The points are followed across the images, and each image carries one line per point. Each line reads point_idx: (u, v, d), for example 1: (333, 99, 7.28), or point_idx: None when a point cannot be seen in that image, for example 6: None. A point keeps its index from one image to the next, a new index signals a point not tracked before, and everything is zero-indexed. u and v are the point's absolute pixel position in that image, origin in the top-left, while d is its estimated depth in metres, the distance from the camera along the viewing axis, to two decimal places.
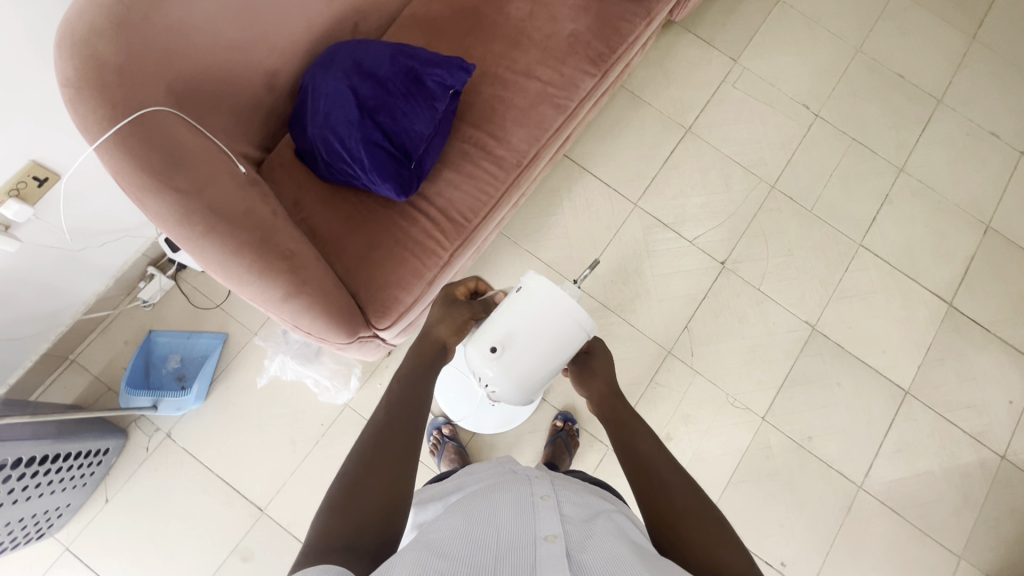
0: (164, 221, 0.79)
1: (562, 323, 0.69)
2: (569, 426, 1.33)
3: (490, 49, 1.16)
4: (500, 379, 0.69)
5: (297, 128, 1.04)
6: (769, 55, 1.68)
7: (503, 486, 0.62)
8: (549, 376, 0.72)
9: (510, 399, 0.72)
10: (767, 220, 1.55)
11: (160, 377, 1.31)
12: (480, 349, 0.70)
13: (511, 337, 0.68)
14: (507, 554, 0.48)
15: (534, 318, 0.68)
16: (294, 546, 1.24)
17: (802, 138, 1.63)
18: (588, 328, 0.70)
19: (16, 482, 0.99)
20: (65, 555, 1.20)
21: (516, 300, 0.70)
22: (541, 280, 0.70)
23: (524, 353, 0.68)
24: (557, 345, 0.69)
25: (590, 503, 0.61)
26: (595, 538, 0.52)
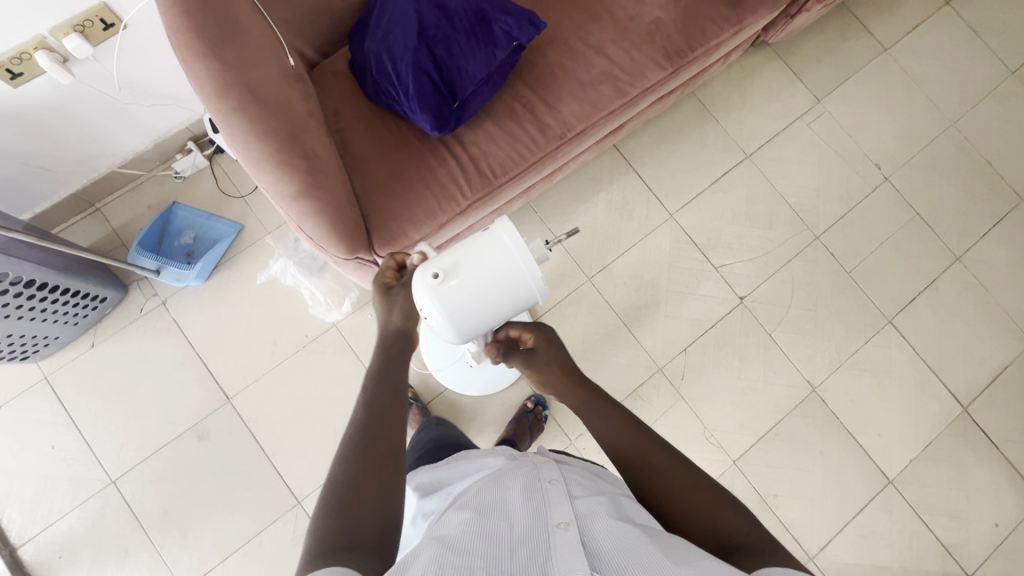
0: (225, 114, 0.81)
1: (514, 270, 0.67)
2: (538, 410, 1.32)
3: (568, 17, 1.13)
4: (435, 307, 0.67)
5: (357, 41, 1.04)
6: (855, 104, 1.60)
7: (510, 474, 0.63)
8: (489, 321, 0.70)
9: (442, 333, 0.70)
10: (801, 269, 1.49)
11: (171, 247, 1.35)
12: (423, 274, 0.68)
13: (456, 267, 0.67)
14: (524, 545, 0.48)
15: (485, 257, 0.66)
16: (248, 439, 1.28)
17: (862, 198, 1.55)
18: (539, 282, 0.68)
19: (12, 298, 1.04)
20: (42, 384, 1.27)
21: (477, 235, 0.68)
22: (509, 227, 0.67)
23: (468, 288, 0.67)
24: (502, 292, 0.68)
25: (598, 483, 0.62)
26: (607, 518, 0.53)
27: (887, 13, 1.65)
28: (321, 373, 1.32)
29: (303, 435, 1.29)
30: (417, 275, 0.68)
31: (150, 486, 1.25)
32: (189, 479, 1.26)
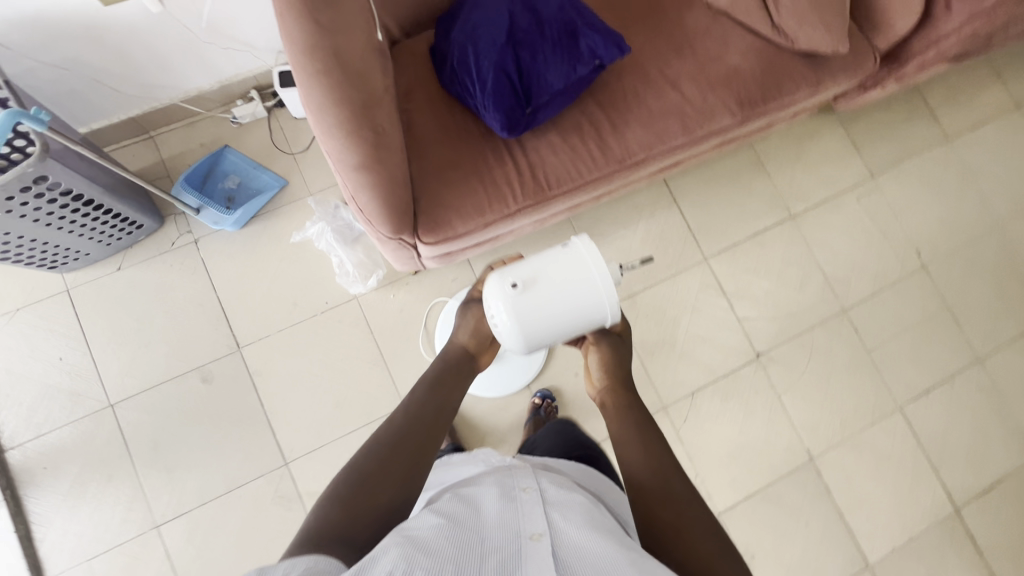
0: (309, 75, 0.82)
1: (589, 289, 0.68)
2: (547, 404, 1.33)
3: (651, 46, 1.14)
4: (508, 314, 0.68)
5: (444, 28, 1.05)
6: (908, 186, 1.60)
7: (484, 484, 0.64)
8: (556, 336, 0.70)
9: (508, 341, 0.70)
10: (822, 338, 1.49)
11: (214, 189, 1.35)
12: (500, 279, 0.69)
13: (535, 279, 0.68)
14: (496, 552, 0.49)
15: (564, 272, 0.68)
16: (249, 391, 1.29)
17: (897, 280, 1.54)
18: (614, 304, 0.69)
19: (57, 208, 1.05)
20: (62, 295, 1.28)
21: (558, 252, 0.70)
22: (591, 249, 0.69)
23: (544, 299, 0.68)
24: (576, 311, 0.69)
25: (571, 494, 0.63)
26: (581, 526, 0.54)
27: (957, 104, 1.65)
28: (333, 342, 1.32)
29: (304, 399, 1.29)
30: (493, 279, 0.69)
31: (146, 417, 1.26)
32: (184, 419, 1.26)
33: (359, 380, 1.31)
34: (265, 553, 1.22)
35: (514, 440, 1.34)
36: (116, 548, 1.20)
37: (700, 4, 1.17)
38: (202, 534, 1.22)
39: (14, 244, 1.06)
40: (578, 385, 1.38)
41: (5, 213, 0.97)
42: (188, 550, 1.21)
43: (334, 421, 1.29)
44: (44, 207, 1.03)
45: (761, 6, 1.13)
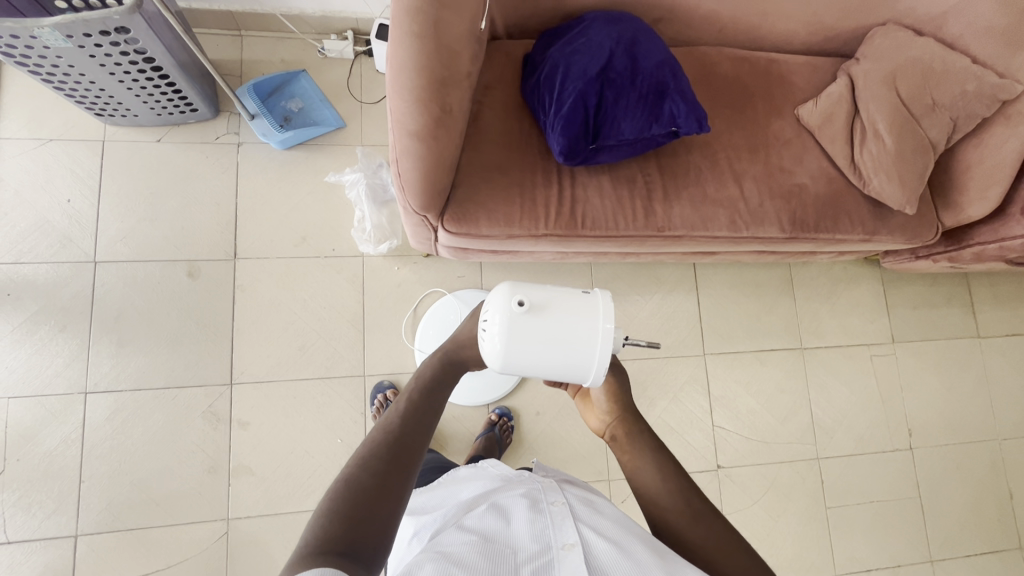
0: (401, 34, 0.81)
1: (588, 345, 0.67)
2: (503, 423, 1.31)
3: (730, 134, 1.14)
4: (499, 325, 0.67)
5: (545, 42, 1.06)
6: (923, 366, 1.56)
7: (513, 495, 0.68)
8: (535, 370, 0.68)
9: (488, 352, 0.69)
10: (786, 477, 1.44)
11: (276, 104, 1.36)
12: (510, 291, 0.68)
13: (541, 308, 0.67)
14: (530, 566, 0.54)
15: (573, 316, 0.67)
16: (226, 301, 1.28)
17: (879, 450, 1.50)
18: (604, 366, 0.67)
19: (126, 63, 1.07)
20: (96, 143, 1.29)
21: (576, 296, 0.68)
22: (607, 311, 0.67)
23: (540, 331, 0.66)
24: (562, 361, 0.67)
25: (601, 507, 0.68)
26: (611, 536, 0.59)
27: (999, 306, 1.63)
28: (323, 287, 1.32)
29: (273, 330, 1.28)
30: (503, 288, 0.68)
31: (121, 286, 1.25)
32: (155, 303, 1.26)
33: (333, 334, 1.30)
34: (176, 460, 1.20)
35: (454, 450, 1.31)
36: (40, 398, 1.18)
37: (791, 114, 1.18)
38: (124, 418, 1.20)
39: (71, 78, 1.08)
40: (536, 424, 1.35)
41: (76, 48, 0.99)
42: (105, 428, 1.19)
43: (293, 362, 1.27)
44: (115, 57, 1.04)
45: (848, 139, 1.13)
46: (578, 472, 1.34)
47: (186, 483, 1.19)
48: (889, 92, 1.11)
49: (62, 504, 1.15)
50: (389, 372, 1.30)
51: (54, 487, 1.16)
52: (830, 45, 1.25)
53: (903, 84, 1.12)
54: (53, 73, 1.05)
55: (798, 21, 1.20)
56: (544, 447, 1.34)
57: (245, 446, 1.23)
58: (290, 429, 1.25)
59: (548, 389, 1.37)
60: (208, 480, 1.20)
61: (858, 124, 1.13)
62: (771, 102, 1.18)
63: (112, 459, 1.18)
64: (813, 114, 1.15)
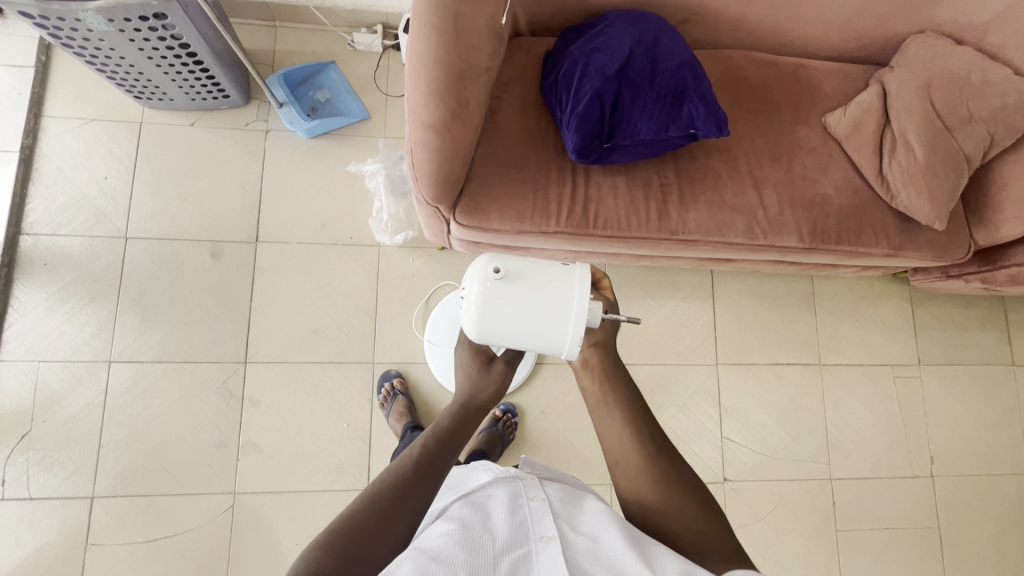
0: (422, 27, 0.82)
1: (563, 314, 0.69)
2: (507, 419, 1.32)
3: (753, 139, 1.12)
4: (476, 294, 0.70)
5: (566, 39, 1.06)
6: (950, 390, 1.50)
7: (494, 494, 0.69)
8: (511, 338, 0.71)
9: (466, 320, 0.72)
10: (795, 496, 1.40)
11: (306, 95, 1.39)
12: (488, 260, 0.70)
13: (517, 276, 0.70)
14: (508, 558, 0.55)
15: (548, 286, 0.69)
16: (246, 283, 1.32)
17: (897, 475, 1.44)
18: (578, 337, 0.69)
19: (163, 49, 1.12)
20: (133, 125, 1.35)
21: (553, 267, 0.71)
22: (582, 281, 0.70)
23: (515, 298, 0.69)
24: (538, 329, 0.69)
25: (582, 500, 0.69)
26: (588, 531, 0.60)
27: None
28: (339, 274, 1.34)
29: (288, 313, 1.32)
30: (482, 257, 0.71)
31: (149, 262, 1.31)
32: (178, 280, 1.31)
33: (345, 321, 1.33)
34: (189, 432, 1.24)
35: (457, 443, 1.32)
36: (67, 364, 1.24)
37: (818, 122, 1.15)
38: (144, 389, 1.25)
39: (112, 61, 1.13)
40: (540, 422, 1.35)
41: (117, 32, 1.04)
42: (126, 396, 1.24)
43: (306, 345, 1.30)
44: (153, 43, 1.09)
45: (876, 150, 1.09)
46: (579, 474, 1.33)
47: (197, 455, 1.24)
48: (922, 103, 1.07)
49: (82, 466, 1.21)
50: (397, 362, 1.32)
51: (76, 449, 1.21)
52: (864, 53, 1.22)
53: (937, 95, 1.08)
54: (97, 57, 1.11)
55: (831, 27, 1.17)
56: (547, 446, 1.34)
57: (254, 424, 1.26)
58: (299, 410, 1.28)
59: (554, 388, 1.37)
60: (218, 454, 1.24)
61: (888, 134, 1.09)
62: (797, 108, 1.15)
63: (130, 427, 1.23)
64: (840, 123, 1.12)
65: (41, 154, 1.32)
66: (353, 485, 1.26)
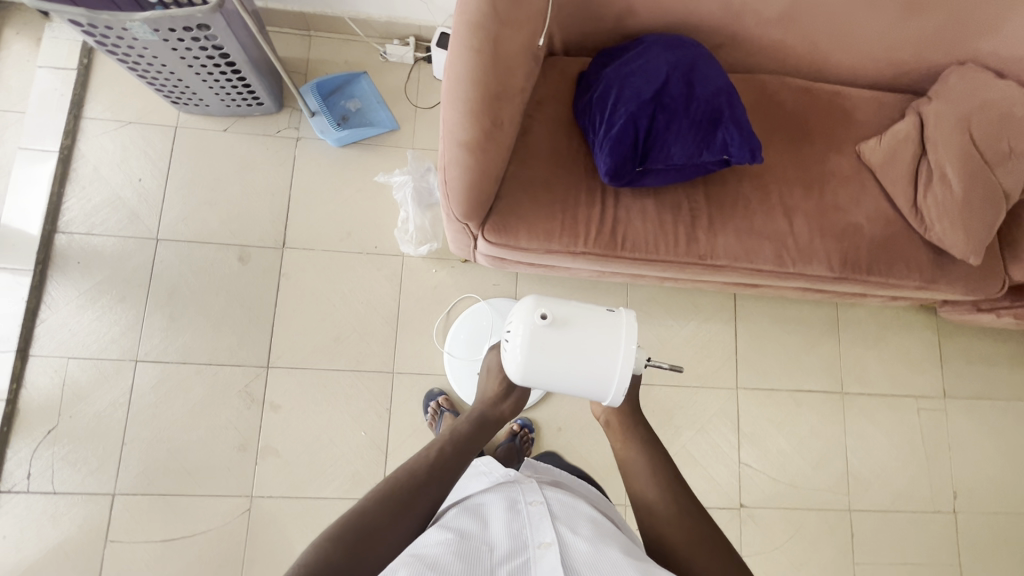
0: (463, 48, 0.83)
1: (609, 363, 0.69)
2: (524, 433, 1.31)
3: (785, 166, 1.11)
4: (522, 338, 0.69)
5: (601, 62, 1.06)
6: (976, 425, 1.47)
7: (491, 501, 0.69)
8: (555, 382, 0.71)
9: (510, 362, 0.71)
10: (814, 526, 1.38)
11: (337, 104, 1.41)
12: (534, 305, 0.70)
13: (564, 322, 0.69)
14: (506, 566, 0.55)
15: (595, 333, 0.69)
16: (272, 288, 1.34)
17: (918, 509, 1.41)
18: (625, 384, 0.69)
19: (204, 57, 1.14)
20: (169, 129, 1.38)
21: (600, 313, 0.71)
22: (630, 329, 0.69)
23: (562, 344, 0.69)
24: (584, 375, 0.70)
25: (577, 505, 0.70)
26: (587, 536, 0.61)
27: None
28: (362, 283, 1.36)
29: (312, 320, 1.33)
30: (528, 301, 0.70)
31: (177, 264, 1.33)
32: (206, 283, 1.33)
33: (367, 330, 1.34)
34: (210, 434, 1.26)
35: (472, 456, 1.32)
36: (96, 361, 1.27)
37: (851, 151, 1.14)
38: (168, 389, 1.27)
39: (153, 67, 1.15)
40: (556, 439, 1.35)
41: (161, 41, 1.06)
42: (150, 396, 1.26)
43: (328, 353, 1.31)
44: (194, 52, 1.11)
45: (911, 181, 1.08)
46: None
47: (217, 457, 1.25)
48: (961, 136, 1.06)
49: (105, 463, 1.23)
50: (417, 373, 1.33)
51: (99, 446, 1.23)
52: (901, 82, 1.20)
53: (977, 128, 1.06)
54: (139, 63, 1.14)
55: (869, 55, 1.15)
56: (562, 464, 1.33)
57: (274, 428, 1.27)
58: (318, 417, 1.29)
59: (571, 405, 1.37)
60: (237, 457, 1.25)
61: (924, 166, 1.08)
62: (831, 136, 1.14)
63: (153, 426, 1.25)
64: (875, 152, 1.11)
65: (79, 154, 1.35)
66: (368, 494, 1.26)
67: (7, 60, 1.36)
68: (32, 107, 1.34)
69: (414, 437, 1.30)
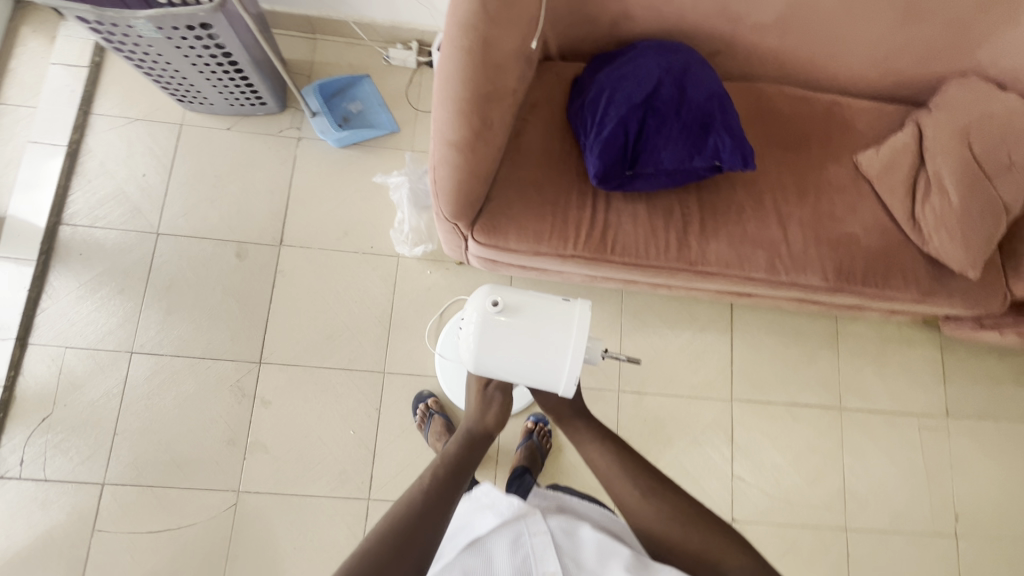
0: (451, 48, 0.83)
1: (560, 352, 0.70)
2: (541, 428, 1.31)
3: (779, 174, 1.10)
4: (474, 324, 0.71)
5: (595, 66, 1.07)
6: (980, 447, 1.42)
7: (495, 538, 0.71)
8: (507, 369, 0.72)
9: (464, 348, 0.74)
10: (808, 545, 1.34)
11: (339, 105, 1.43)
12: (488, 292, 0.72)
13: (516, 310, 0.71)
14: None
15: (546, 322, 0.70)
16: (268, 285, 1.35)
17: (919, 531, 1.37)
18: (575, 375, 0.70)
19: (208, 57, 1.16)
20: (174, 126, 1.41)
21: (553, 303, 0.72)
22: (581, 320, 0.70)
23: (512, 331, 0.71)
24: (534, 364, 0.71)
25: (578, 526, 0.73)
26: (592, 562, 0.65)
27: None
28: (357, 282, 1.36)
29: (305, 317, 1.34)
30: (483, 290, 0.73)
31: (176, 260, 1.35)
32: (203, 278, 1.34)
33: (359, 328, 1.34)
34: (201, 428, 1.27)
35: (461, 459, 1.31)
36: (93, 351, 1.29)
37: (849, 160, 1.12)
38: (162, 381, 1.28)
39: (158, 65, 1.18)
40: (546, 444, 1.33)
41: (165, 39, 1.09)
42: (143, 387, 1.28)
43: (320, 351, 1.32)
44: (197, 50, 1.14)
45: (909, 192, 1.06)
46: None
47: (206, 450, 1.26)
48: (960, 147, 1.05)
49: (96, 452, 1.24)
50: (407, 373, 1.33)
51: (92, 435, 1.25)
52: (902, 92, 1.19)
53: (976, 139, 1.05)
54: (145, 62, 1.17)
55: (867, 65, 1.14)
56: (551, 471, 1.31)
57: (264, 423, 1.28)
58: (307, 413, 1.29)
59: None
60: (225, 451, 1.26)
61: (922, 177, 1.06)
62: (828, 145, 1.13)
63: (145, 417, 1.27)
64: (872, 162, 1.09)
65: (86, 149, 1.38)
66: (354, 493, 1.26)
67: (22, 57, 1.41)
68: (44, 102, 1.38)
69: (402, 438, 1.29)
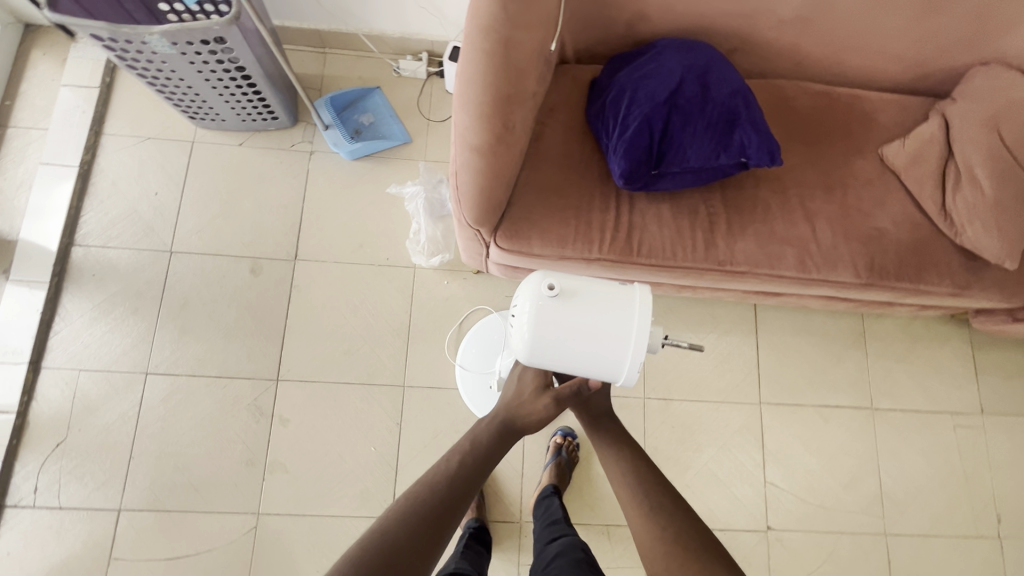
0: (474, 50, 0.81)
1: (621, 337, 0.69)
2: (569, 444, 1.26)
3: (804, 170, 1.08)
4: (529, 311, 0.69)
5: (613, 67, 1.06)
6: (1019, 445, 1.38)
7: None
8: (564, 357, 0.70)
9: (517, 338, 0.72)
10: (847, 552, 1.30)
11: (350, 118, 1.42)
12: (542, 278, 0.70)
13: (573, 294, 0.69)
14: None
15: (606, 305, 0.69)
16: (285, 300, 1.33)
17: (960, 534, 1.32)
18: (638, 361, 0.69)
19: (221, 71, 1.15)
20: (185, 144, 1.40)
21: (610, 286, 0.71)
22: (642, 302, 0.69)
23: (570, 316, 0.69)
24: (596, 349, 0.69)
25: None
26: None
27: None
28: (374, 295, 1.34)
29: (322, 332, 1.31)
30: (537, 274, 0.71)
31: (190, 278, 1.33)
32: (218, 295, 1.32)
33: (377, 342, 1.32)
34: (218, 450, 1.23)
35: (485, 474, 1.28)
36: (107, 374, 1.26)
37: (873, 154, 1.11)
38: (177, 403, 1.25)
39: (170, 82, 1.17)
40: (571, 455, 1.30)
41: (179, 54, 1.08)
42: (159, 409, 1.25)
43: (338, 366, 1.29)
44: (211, 65, 1.13)
45: (939, 183, 1.05)
46: (611, 513, 1.26)
47: (224, 472, 1.22)
48: (988, 136, 1.03)
49: (111, 478, 1.21)
50: (427, 386, 1.30)
51: (108, 459, 1.22)
52: (921, 84, 1.17)
53: (1003, 129, 1.03)
54: (157, 78, 1.15)
55: (886, 58, 1.13)
56: (578, 483, 1.28)
57: (283, 443, 1.24)
58: (327, 431, 1.26)
59: None
60: (244, 472, 1.22)
61: (952, 168, 1.04)
62: (851, 139, 1.11)
63: (161, 440, 1.23)
64: (898, 155, 1.07)
65: (98, 169, 1.37)
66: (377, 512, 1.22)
67: (33, 80, 1.40)
68: (55, 124, 1.38)
69: (425, 452, 1.26)
